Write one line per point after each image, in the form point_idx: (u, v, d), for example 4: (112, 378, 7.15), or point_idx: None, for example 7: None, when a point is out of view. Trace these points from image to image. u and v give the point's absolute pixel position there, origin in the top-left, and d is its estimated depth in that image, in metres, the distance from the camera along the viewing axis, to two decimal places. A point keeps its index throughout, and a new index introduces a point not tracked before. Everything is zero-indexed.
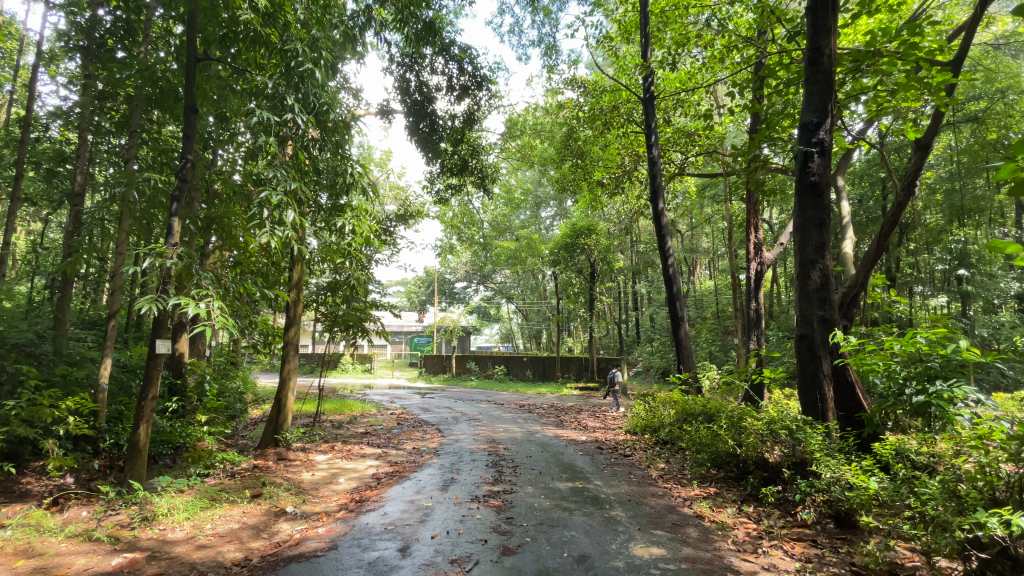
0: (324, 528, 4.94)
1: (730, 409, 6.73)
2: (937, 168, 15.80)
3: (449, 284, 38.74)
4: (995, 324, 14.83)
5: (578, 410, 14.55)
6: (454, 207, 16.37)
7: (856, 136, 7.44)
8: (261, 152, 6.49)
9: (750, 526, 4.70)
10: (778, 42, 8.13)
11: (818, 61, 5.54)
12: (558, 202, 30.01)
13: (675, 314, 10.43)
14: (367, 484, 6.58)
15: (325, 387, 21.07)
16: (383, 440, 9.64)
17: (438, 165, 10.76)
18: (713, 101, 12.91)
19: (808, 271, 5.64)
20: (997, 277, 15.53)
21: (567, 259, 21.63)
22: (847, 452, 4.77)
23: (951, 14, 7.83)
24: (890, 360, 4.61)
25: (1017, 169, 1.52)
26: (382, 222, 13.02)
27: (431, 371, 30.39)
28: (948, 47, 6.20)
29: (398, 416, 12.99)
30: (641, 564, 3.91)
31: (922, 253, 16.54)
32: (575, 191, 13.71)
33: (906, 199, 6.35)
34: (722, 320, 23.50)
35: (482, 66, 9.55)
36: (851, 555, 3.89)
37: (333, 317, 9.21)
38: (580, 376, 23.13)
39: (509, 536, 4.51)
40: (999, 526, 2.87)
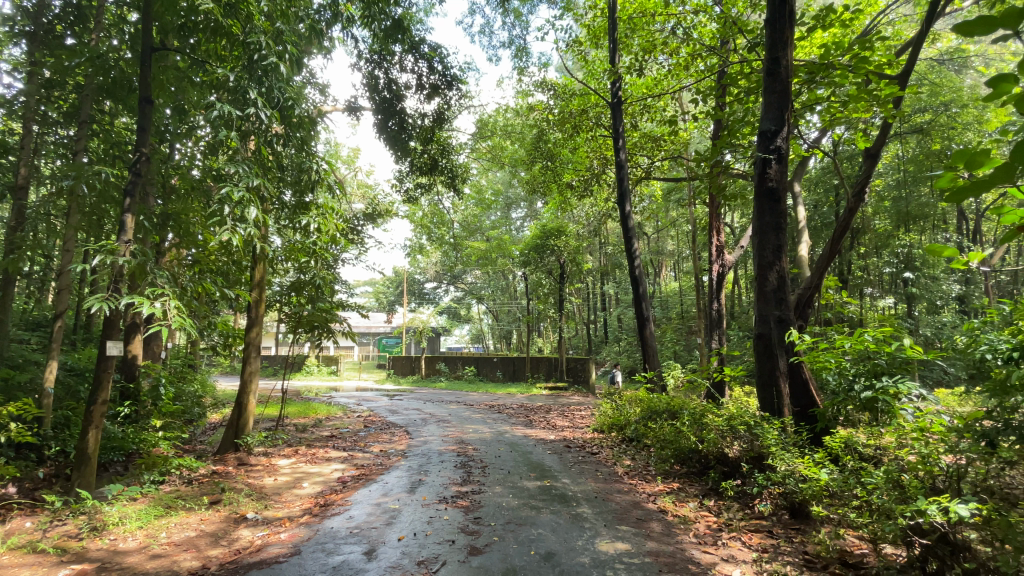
0: (287, 534, 4.82)
1: (692, 406, 6.95)
2: (886, 176, 16.69)
3: (418, 284, 38.31)
4: (938, 324, 15.72)
5: (547, 409, 14.67)
6: (423, 207, 16.30)
7: (811, 144, 7.73)
8: (221, 147, 6.30)
9: (710, 519, 4.86)
10: (740, 52, 8.35)
11: (775, 71, 5.76)
12: (528, 203, 30.23)
13: (641, 314, 10.64)
14: (332, 487, 6.45)
15: (288, 390, 20.51)
16: (349, 443, 9.48)
17: (407, 164, 10.67)
18: (678, 107, 13.21)
19: (766, 273, 5.85)
20: (939, 279, 16.42)
21: (536, 260, 21.78)
22: (801, 445, 4.97)
23: (900, 30, 8.26)
24: (841, 358, 4.92)
25: (954, 178, 1.59)
26: (350, 221, 12.77)
27: (400, 373, 30.02)
28: (895, 62, 6.52)
29: (365, 418, 12.78)
30: (606, 560, 3.98)
31: (872, 257, 17.36)
32: (544, 194, 13.71)
33: (857, 205, 6.67)
34: (686, 320, 24.16)
35: (452, 66, 9.51)
36: (804, 544, 4.06)
37: (298, 318, 9.00)
38: (549, 376, 23.16)
39: (476, 536, 4.51)
40: (937, 513, 3.00)
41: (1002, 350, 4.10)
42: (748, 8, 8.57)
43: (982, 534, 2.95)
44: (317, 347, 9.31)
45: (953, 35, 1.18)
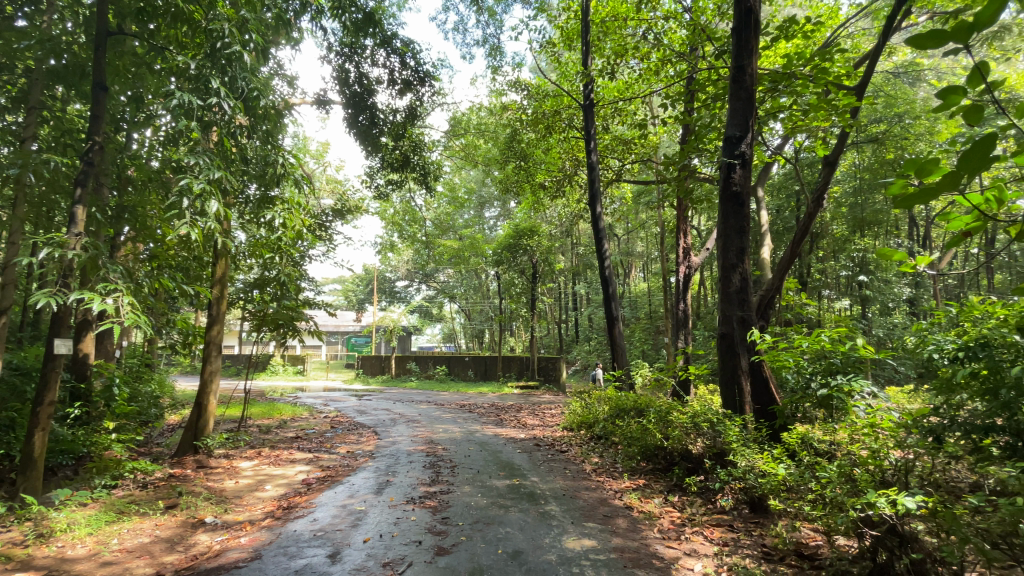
0: (247, 538, 4.67)
1: (658, 404, 7.10)
2: (843, 183, 17.43)
3: (389, 283, 37.77)
4: (890, 325, 16.52)
5: (518, 408, 14.71)
6: (395, 204, 16.08)
7: (774, 150, 7.99)
8: (181, 137, 6.06)
9: (674, 515, 4.97)
10: (708, 59, 8.55)
11: (741, 79, 5.91)
12: (501, 203, 30.25)
13: (610, 314, 10.77)
14: (296, 490, 6.29)
15: (251, 390, 19.90)
16: (315, 444, 9.26)
17: (378, 160, 10.51)
18: (649, 111, 13.42)
19: (729, 275, 6.02)
20: (891, 282, 17.24)
21: (509, 259, 21.77)
22: (760, 442, 5.13)
23: (858, 43, 8.62)
24: (799, 357, 5.12)
25: (905, 185, 1.66)
26: (318, 217, 12.47)
27: (369, 373, 29.55)
28: (853, 73, 6.79)
29: (332, 418, 12.51)
30: (572, 557, 4.01)
31: (830, 260, 18.10)
32: (517, 193, 13.72)
33: (815, 210, 6.94)
34: (655, 320, 24.65)
35: (424, 62, 9.41)
36: (762, 537, 4.20)
37: (262, 316, 8.75)
38: (520, 375, 23.21)
39: (443, 536, 4.48)
40: (886, 505, 3.10)
41: (948, 350, 4.33)
42: (716, 17, 8.79)
43: (928, 526, 3.03)
44: (282, 346, 9.06)
45: (907, 46, 1.23)
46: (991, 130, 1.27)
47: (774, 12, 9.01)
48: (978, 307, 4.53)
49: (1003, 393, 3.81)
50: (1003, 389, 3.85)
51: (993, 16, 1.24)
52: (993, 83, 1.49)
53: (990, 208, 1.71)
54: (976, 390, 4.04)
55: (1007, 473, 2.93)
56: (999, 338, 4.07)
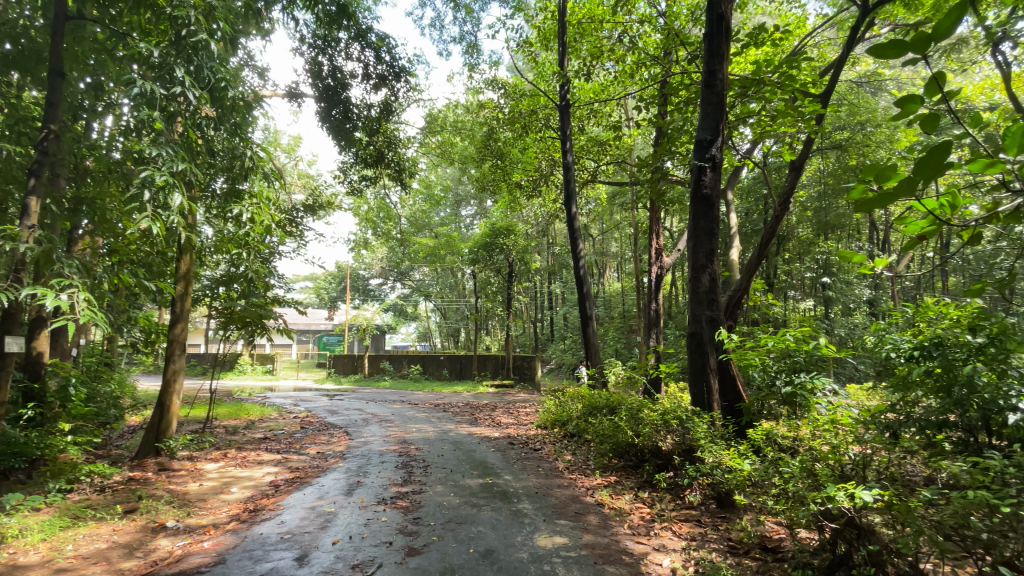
0: (211, 542, 4.53)
1: (630, 402, 7.21)
2: (808, 188, 18.03)
3: (362, 280, 37.20)
4: (851, 325, 17.18)
5: (493, 407, 14.70)
6: (369, 201, 15.86)
7: (743, 154, 8.20)
8: (144, 128, 5.84)
9: (644, 511, 5.05)
10: (681, 63, 8.70)
11: (712, 84, 6.03)
12: (478, 202, 30.18)
13: (584, 313, 10.85)
14: (264, 492, 6.14)
15: (217, 390, 19.31)
16: (284, 445, 9.05)
17: (351, 155, 10.33)
18: (623, 113, 13.60)
19: (699, 275, 6.15)
20: (853, 284, 17.91)
21: (485, 258, 21.70)
22: (727, 438, 5.25)
23: (824, 52, 8.92)
24: (765, 356, 5.29)
25: (864, 190, 1.71)
26: (288, 213, 12.19)
27: (341, 372, 29.07)
28: (819, 81, 7.00)
29: (302, 419, 12.27)
30: (544, 554, 4.03)
31: (796, 262, 18.70)
32: (494, 192, 13.68)
33: (782, 213, 7.14)
34: (628, 320, 25.02)
35: (400, 57, 9.30)
36: (728, 531, 4.32)
37: (229, 313, 8.50)
38: (495, 374, 23.19)
39: (414, 537, 4.43)
40: (845, 498, 3.19)
41: (904, 349, 4.56)
42: (690, 22, 8.95)
43: (884, 518, 3.10)
44: (249, 345, 8.83)
45: (869, 55, 1.26)
46: (947, 137, 1.31)
47: (744, 19, 9.24)
48: (932, 308, 4.73)
49: (956, 390, 4.02)
50: (956, 386, 4.06)
51: (951, 29, 1.27)
52: (949, 94, 1.55)
53: (944, 214, 1.78)
54: (931, 387, 4.26)
55: (958, 466, 3.06)
56: (952, 338, 4.29)
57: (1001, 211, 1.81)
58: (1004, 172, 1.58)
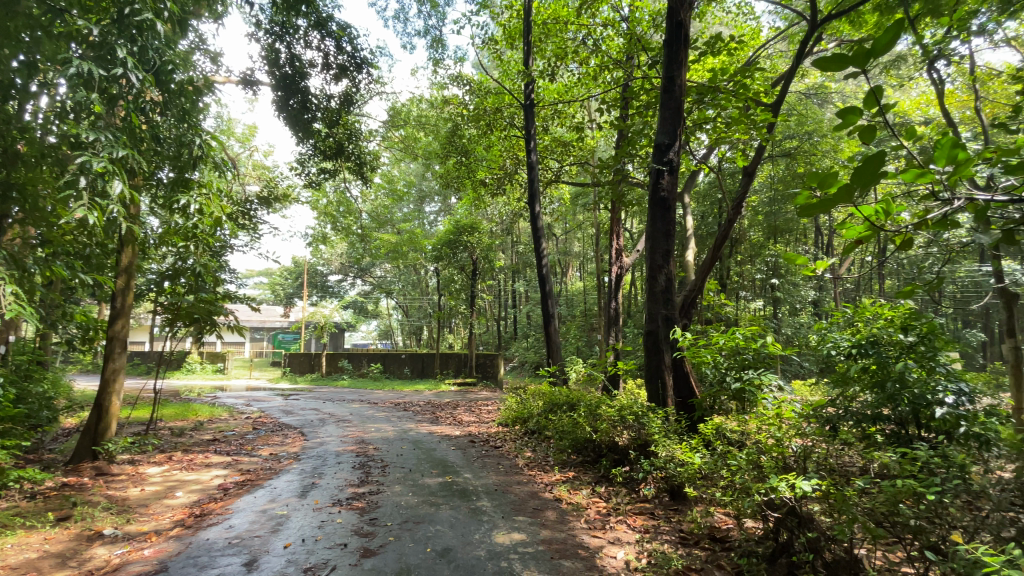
0: (152, 549, 4.31)
1: (589, 399, 7.34)
2: (760, 193, 18.85)
3: (321, 276, 35.97)
4: (796, 324, 18.11)
5: (454, 405, 14.63)
6: (329, 194, 15.43)
7: (700, 159, 8.46)
8: (82, 110, 5.47)
9: (601, 505, 5.16)
10: (643, 67, 8.91)
11: (671, 89, 6.19)
12: (442, 198, 29.96)
13: (546, 311, 10.94)
14: (212, 495, 5.89)
15: (162, 390, 18.32)
16: (234, 447, 8.70)
17: (309, 147, 10.02)
18: (587, 114, 13.79)
19: (655, 275, 6.31)
20: (799, 286, 18.89)
21: (448, 255, 21.51)
22: (680, 433, 5.42)
23: (775, 64, 9.34)
24: (716, 354, 5.50)
25: (809, 197, 1.79)
26: (241, 205, 11.69)
27: (298, 371, 28.18)
28: (770, 91, 7.31)
29: (254, 420, 11.83)
30: (501, 551, 4.05)
31: (747, 264, 19.52)
32: (458, 189, 13.59)
33: (735, 217, 7.43)
34: (589, 318, 25.46)
35: (362, 48, 9.08)
36: (680, 523, 4.48)
37: (175, 309, 8.08)
38: (458, 372, 23.05)
39: (370, 538, 4.36)
40: (786, 488, 3.35)
41: (843, 347, 4.82)
42: (651, 28, 9.18)
43: (822, 507, 3.26)
44: (198, 343, 8.42)
45: (814, 67, 1.34)
46: (880, 149, 1.41)
47: (702, 28, 9.55)
48: (869, 309, 5.04)
49: (889, 385, 4.32)
50: (889, 381, 4.36)
51: (889, 46, 1.35)
52: (884, 107, 1.66)
53: (879, 220, 1.89)
54: (866, 382, 4.54)
55: (888, 457, 3.27)
56: (886, 336, 4.60)
57: (927, 219, 1.98)
58: (932, 181, 1.70)
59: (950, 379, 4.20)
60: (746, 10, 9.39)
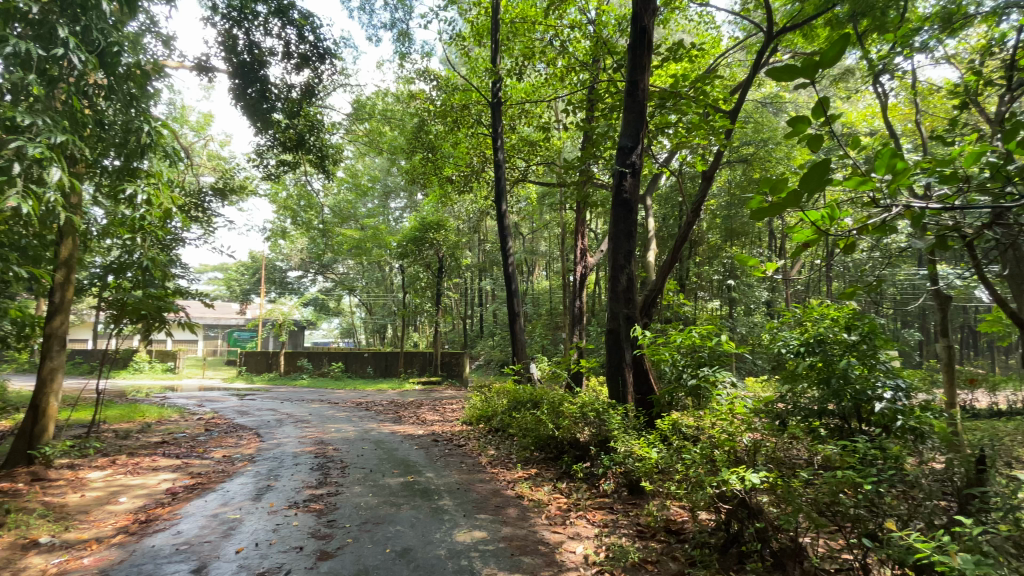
0: (93, 558, 4.08)
1: (552, 396, 7.43)
2: (718, 197, 19.52)
3: (280, 272, 34.61)
4: (750, 323, 18.88)
5: (418, 404, 14.49)
6: (289, 187, 14.95)
7: (662, 162, 8.65)
8: (17, 91, 5.10)
9: (562, 501, 5.23)
10: (608, 71, 9.04)
11: (634, 93, 6.31)
12: (408, 194, 29.57)
13: (512, 309, 10.96)
14: (159, 500, 5.61)
15: (106, 390, 17.34)
16: (185, 449, 8.32)
17: (268, 138, 9.67)
18: (553, 114, 13.91)
19: (618, 275, 6.44)
20: (753, 288, 19.69)
21: (414, 252, 21.23)
22: (638, 429, 5.56)
23: (733, 73, 9.69)
24: (674, 352, 5.66)
25: (762, 202, 1.86)
26: (194, 197, 11.17)
27: (255, 370, 27.20)
28: (729, 98, 7.54)
29: (207, 420, 11.35)
30: (462, 550, 4.05)
31: (705, 266, 20.21)
32: (424, 185, 13.42)
33: (694, 220, 7.65)
34: (554, 316, 25.74)
35: (325, 38, 8.84)
36: (637, 517, 4.59)
37: (120, 306, 7.62)
38: (422, 371, 22.81)
39: (328, 540, 4.26)
40: (737, 481, 3.46)
41: (792, 345, 5.06)
42: (617, 32, 9.33)
43: (770, 498, 3.39)
44: (146, 341, 7.99)
45: (767, 76, 1.39)
46: (824, 158, 1.49)
47: (665, 34, 9.82)
48: (817, 309, 5.28)
49: (834, 381, 4.55)
50: (834, 378, 4.59)
51: (836, 58, 1.43)
52: (831, 117, 1.74)
53: (825, 224, 2.00)
54: (814, 379, 4.76)
55: (831, 449, 3.45)
56: (831, 335, 4.86)
57: (870, 223, 2.11)
58: (873, 188, 1.80)
59: (888, 375, 4.48)
60: (707, 19, 9.68)
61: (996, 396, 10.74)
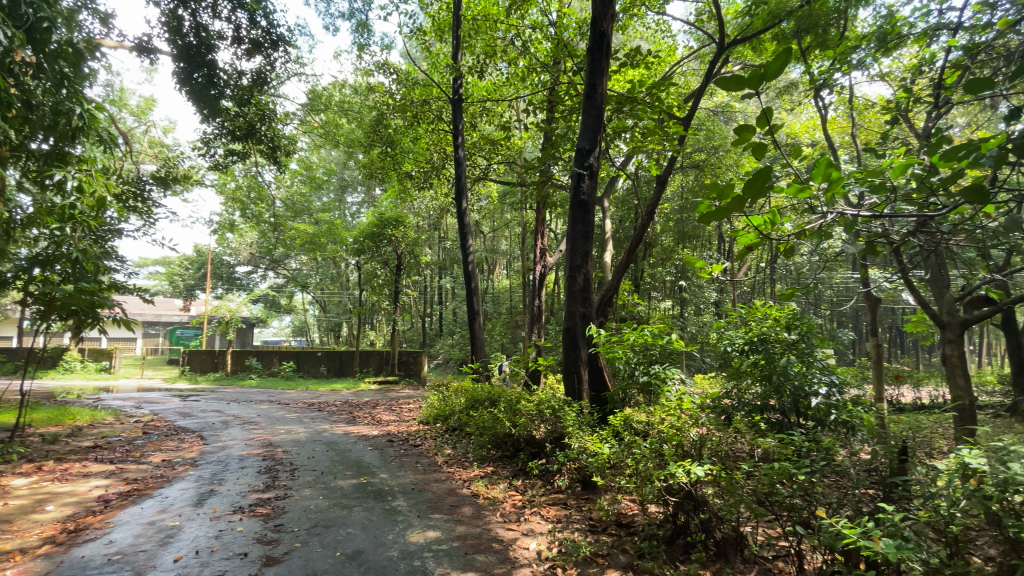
0: (13, 571, 3.77)
1: (509, 394, 7.46)
2: (672, 201, 20.15)
3: (227, 267, 32.98)
4: (700, 323, 19.64)
5: (373, 404, 14.20)
6: (238, 178, 14.28)
7: (618, 166, 8.83)
8: None
9: (516, 498, 5.27)
10: (569, 73, 9.15)
11: (592, 96, 6.41)
12: (365, 189, 28.87)
13: (472, 308, 10.89)
14: (90, 508, 5.25)
15: (32, 391, 16.06)
16: (119, 454, 7.80)
17: (215, 126, 9.20)
18: (514, 113, 13.94)
19: (575, 274, 6.53)
20: (703, 289, 20.46)
21: (371, 248, 20.71)
22: (593, 425, 5.66)
23: (687, 81, 10.02)
24: (627, 350, 5.87)
25: (709, 206, 1.95)
26: (133, 186, 10.48)
27: (199, 370, 25.85)
28: (683, 106, 7.77)
29: (145, 423, 10.69)
30: (415, 550, 4.01)
31: (659, 267, 20.84)
32: (382, 180, 13.12)
33: (648, 222, 7.88)
34: (514, 315, 25.86)
35: (278, 24, 8.51)
36: (590, 511, 4.69)
37: (46, 301, 6.96)
38: (379, 371, 22.37)
39: (274, 545, 4.12)
40: (684, 474, 3.58)
41: (737, 343, 5.29)
42: (577, 35, 9.46)
43: (714, 489, 3.52)
44: (76, 339, 7.38)
45: (716, 85, 1.45)
46: (767, 165, 1.56)
47: (625, 40, 10.05)
48: (760, 309, 5.54)
49: (775, 377, 4.79)
50: (775, 374, 4.84)
51: (779, 70, 1.50)
52: (775, 126, 1.83)
53: (766, 229, 2.10)
54: (757, 375, 4.99)
55: (770, 442, 3.63)
56: (773, 334, 5.11)
57: (808, 228, 2.23)
58: (812, 196, 1.91)
59: (824, 372, 4.79)
60: (664, 27, 9.95)
61: (919, 391, 11.64)
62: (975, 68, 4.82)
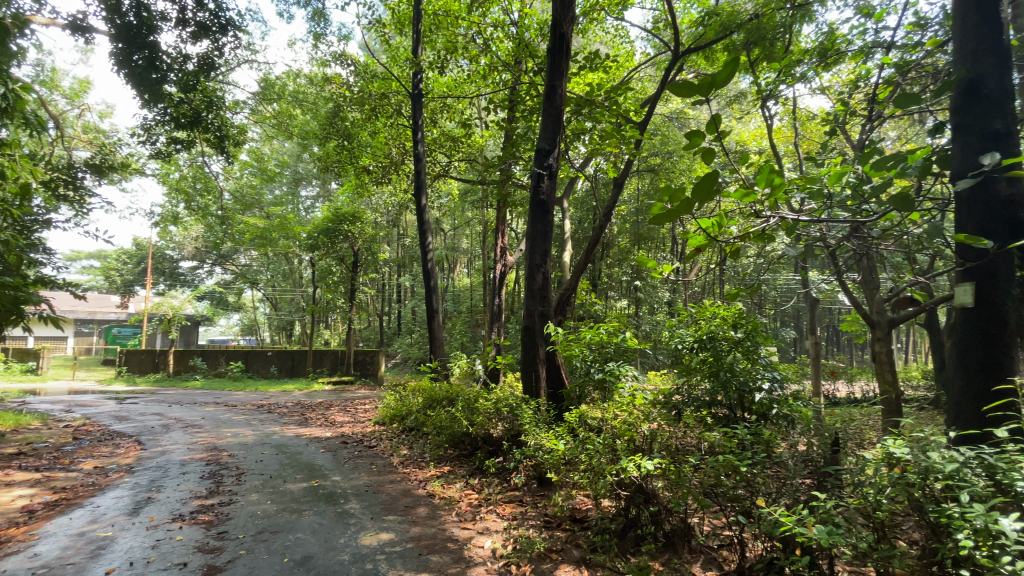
0: None
1: (467, 393, 7.43)
2: (629, 203, 20.63)
3: (170, 262, 31.15)
4: (654, 322, 20.25)
5: (327, 405, 13.81)
6: (182, 168, 13.49)
7: (577, 167, 8.97)
8: None
9: (472, 497, 5.26)
10: (529, 73, 9.19)
11: (552, 97, 6.46)
12: (321, 183, 28.01)
13: (431, 306, 10.77)
14: (10, 520, 4.84)
15: None
16: (46, 462, 7.23)
17: (157, 111, 8.67)
18: (475, 110, 13.86)
19: (534, 273, 6.57)
20: (658, 288, 21.06)
21: (327, 245, 20.04)
22: (549, 422, 5.71)
23: (644, 86, 10.27)
24: (583, 348, 5.95)
25: (661, 209, 1.99)
26: (63, 174, 9.74)
27: (138, 371, 24.35)
28: (640, 111, 7.95)
29: (75, 428, 9.96)
30: (367, 553, 3.93)
31: (616, 267, 21.30)
32: (338, 174, 12.76)
33: (605, 222, 8.04)
34: (474, 314, 25.78)
35: (228, 8, 8.12)
36: (545, 507, 4.74)
37: None
38: (333, 370, 21.79)
39: (217, 553, 3.94)
40: (635, 468, 3.66)
41: (687, 341, 5.47)
42: (538, 36, 9.50)
43: (663, 483, 3.63)
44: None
45: (668, 90, 1.48)
46: (714, 170, 1.62)
47: (584, 42, 10.17)
48: (709, 309, 5.75)
49: (721, 373, 4.99)
50: (721, 370, 5.03)
51: (727, 78, 1.54)
52: (723, 133, 1.89)
53: (714, 232, 2.17)
54: (705, 372, 5.17)
55: (716, 436, 3.78)
56: (721, 333, 5.33)
57: (752, 231, 2.32)
58: (756, 200, 1.98)
59: (767, 368, 5.03)
60: (623, 32, 10.18)
61: (852, 386, 12.43)
62: (906, 84, 5.15)
